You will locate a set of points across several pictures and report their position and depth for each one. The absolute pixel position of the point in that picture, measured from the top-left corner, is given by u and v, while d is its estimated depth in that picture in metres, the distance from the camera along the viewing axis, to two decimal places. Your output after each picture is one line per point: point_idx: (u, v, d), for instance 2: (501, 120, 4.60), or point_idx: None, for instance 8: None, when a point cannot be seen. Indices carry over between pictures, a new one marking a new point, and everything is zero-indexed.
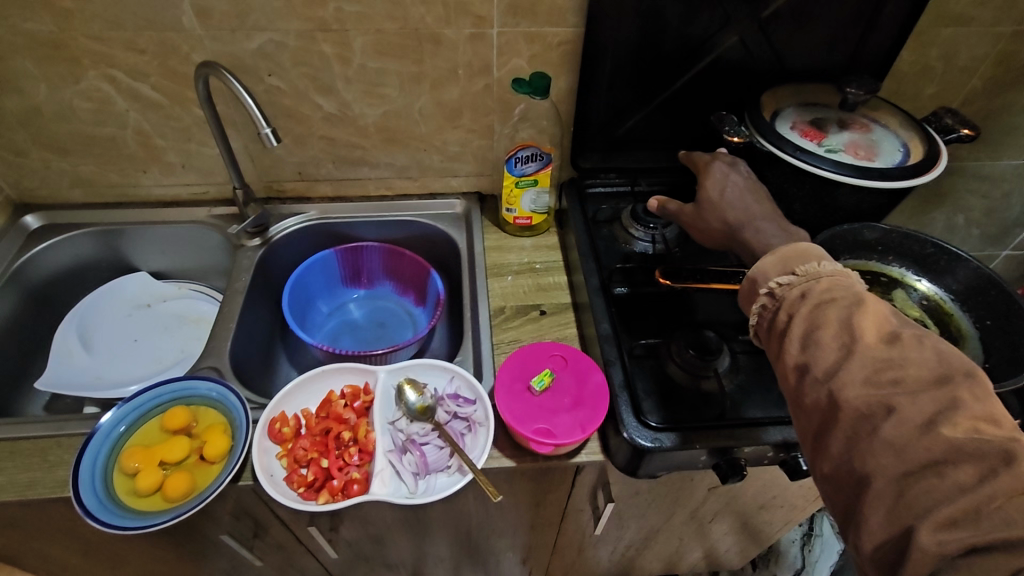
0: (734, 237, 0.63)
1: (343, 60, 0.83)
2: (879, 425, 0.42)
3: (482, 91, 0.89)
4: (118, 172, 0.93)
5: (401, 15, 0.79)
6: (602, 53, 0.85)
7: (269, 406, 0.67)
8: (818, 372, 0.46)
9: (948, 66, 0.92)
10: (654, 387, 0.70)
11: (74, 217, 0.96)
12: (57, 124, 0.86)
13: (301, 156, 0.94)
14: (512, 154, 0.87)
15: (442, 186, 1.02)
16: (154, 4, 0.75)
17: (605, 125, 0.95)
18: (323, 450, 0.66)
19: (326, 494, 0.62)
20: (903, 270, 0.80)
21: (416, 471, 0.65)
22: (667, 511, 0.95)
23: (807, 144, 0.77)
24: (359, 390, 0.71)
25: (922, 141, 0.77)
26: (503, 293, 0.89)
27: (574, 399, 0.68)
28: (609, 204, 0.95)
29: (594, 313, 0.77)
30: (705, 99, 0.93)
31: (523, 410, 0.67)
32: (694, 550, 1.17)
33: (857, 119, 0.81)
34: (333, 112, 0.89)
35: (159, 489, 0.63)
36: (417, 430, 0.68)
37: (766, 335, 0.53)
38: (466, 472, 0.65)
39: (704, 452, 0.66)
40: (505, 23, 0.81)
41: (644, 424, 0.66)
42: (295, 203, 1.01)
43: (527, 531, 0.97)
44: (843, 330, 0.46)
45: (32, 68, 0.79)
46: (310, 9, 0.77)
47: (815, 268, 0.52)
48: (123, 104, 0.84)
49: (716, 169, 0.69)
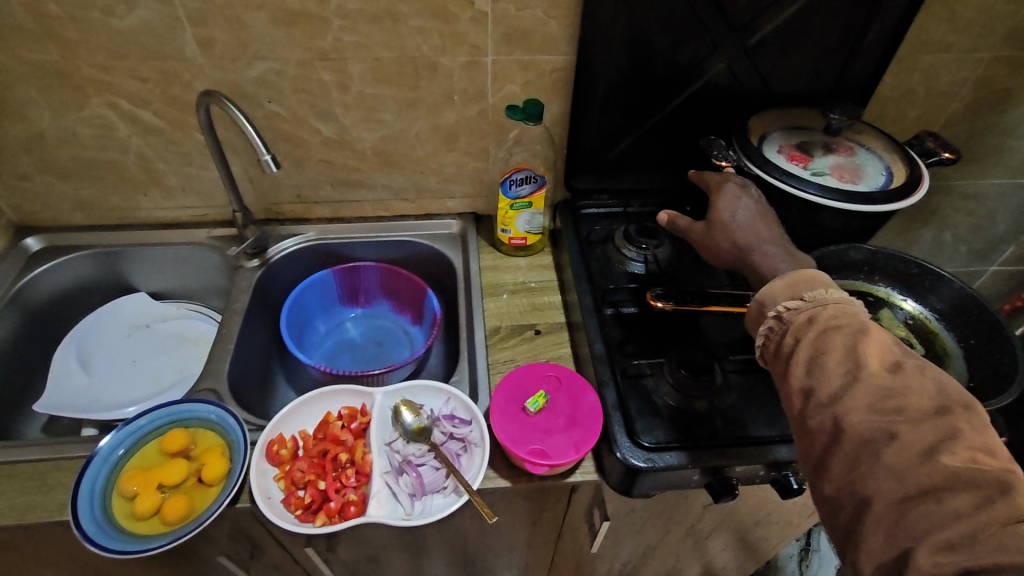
0: (742, 260, 0.66)
1: (341, 88, 0.85)
2: (881, 451, 0.43)
3: (477, 116, 0.91)
4: (119, 195, 0.95)
5: (399, 44, 0.81)
6: (594, 79, 0.88)
7: (268, 428, 0.68)
8: (822, 397, 0.48)
9: (930, 90, 0.95)
10: (646, 406, 0.71)
11: (75, 239, 0.97)
12: (60, 149, 0.87)
13: (300, 179, 0.96)
14: (507, 177, 0.90)
15: (439, 207, 1.04)
16: (158, 35, 0.77)
17: (598, 148, 0.97)
18: (319, 473, 0.67)
19: (323, 516, 0.63)
20: (889, 289, 0.82)
21: (412, 492, 0.66)
22: (662, 528, 0.96)
23: (794, 168, 0.79)
24: (356, 411, 0.72)
25: (905, 164, 0.79)
26: (499, 312, 0.90)
27: (569, 419, 0.69)
28: (602, 225, 0.97)
29: (588, 334, 0.79)
30: (695, 122, 0.95)
31: (517, 430, 0.68)
32: (691, 567, 1.17)
33: (842, 143, 0.84)
34: (332, 136, 0.91)
35: (158, 512, 0.64)
36: (414, 451, 0.69)
37: (771, 357, 0.54)
38: (461, 494, 0.66)
39: (697, 472, 0.67)
40: (499, 51, 0.84)
41: (638, 444, 0.67)
42: (293, 224, 1.02)
43: (524, 550, 0.97)
44: (849, 357, 0.48)
45: (37, 96, 0.81)
46: (310, 39, 0.80)
47: (823, 295, 0.53)
48: (125, 130, 0.86)
49: (728, 190, 0.71)
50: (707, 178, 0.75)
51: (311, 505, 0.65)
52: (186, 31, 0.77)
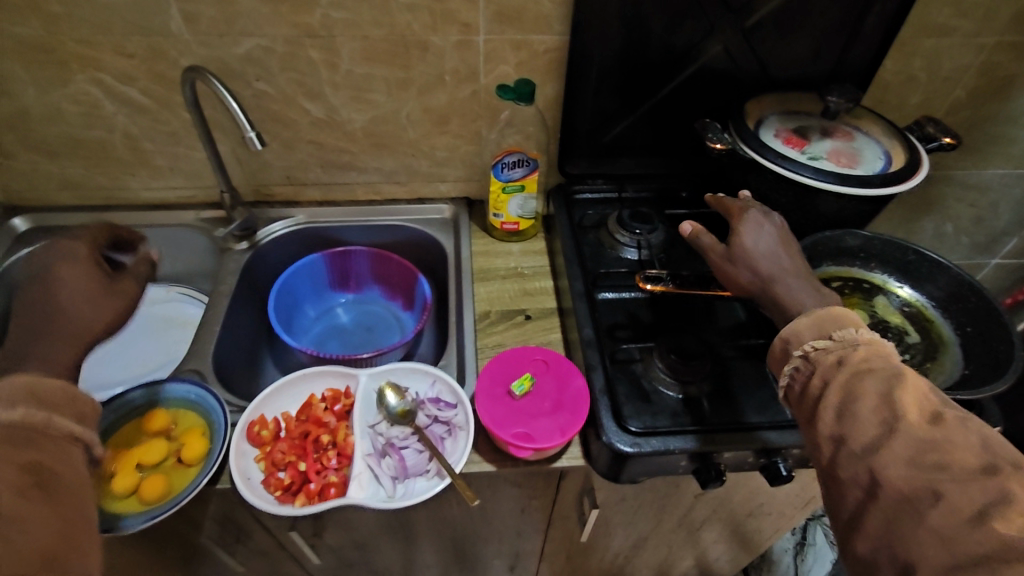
0: (763, 293, 0.61)
1: (331, 67, 0.84)
2: (924, 512, 0.39)
3: (469, 97, 0.89)
4: (105, 175, 0.93)
5: (389, 22, 0.80)
6: (588, 59, 0.86)
7: (248, 409, 0.67)
8: (855, 446, 0.44)
9: (932, 76, 0.93)
10: (635, 392, 0.70)
11: (61, 220, 0.96)
12: (45, 127, 0.86)
13: (290, 160, 0.95)
14: (499, 159, 0.88)
15: (431, 191, 1.03)
16: (141, 9, 0.75)
17: (592, 132, 0.95)
18: (300, 454, 0.66)
19: (302, 497, 0.62)
20: (885, 277, 0.81)
21: (395, 475, 0.65)
22: (654, 518, 0.95)
23: (790, 152, 0.77)
24: (340, 393, 0.71)
25: (904, 149, 0.78)
26: (489, 297, 0.89)
27: (554, 402, 0.68)
28: (595, 210, 0.96)
29: (576, 321, 0.78)
30: (691, 106, 0.94)
31: (502, 413, 0.67)
32: (684, 558, 1.16)
33: (839, 127, 0.82)
34: (321, 117, 0.90)
35: (135, 491, 0.62)
36: (397, 434, 0.68)
37: (797, 399, 0.52)
38: (444, 476, 0.64)
39: (684, 457, 0.66)
40: (491, 30, 0.82)
41: (625, 429, 0.65)
42: (283, 207, 1.01)
43: (514, 538, 0.96)
44: (882, 404, 0.45)
45: (20, 72, 0.80)
46: (299, 15, 0.78)
47: (852, 335, 0.50)
48: (111, 107, 0.85)
49: (749, 216, 0.65)
50: (726, 201, 0.69)
51: (292, 484, 0.64)
52: (171, 5, 0.75)
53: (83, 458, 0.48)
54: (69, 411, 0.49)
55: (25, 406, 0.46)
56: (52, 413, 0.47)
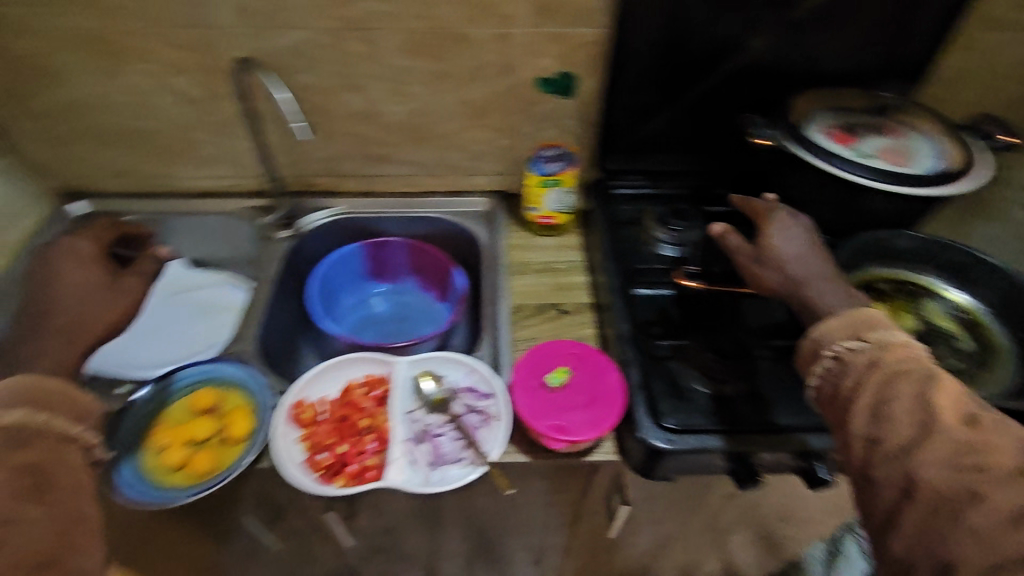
0: (792, 295, 0.60)
1: (372, 59, 0.85)
2: (963, 512, 0.39)
3: (507, 91, 0.90)
4: (155, 163, 0.97)
5: (431, 15, 0.81)
6: (628, 51, 0.85)
7: (291, 391, 0.69)
8: (891, 447, 0.44)
9: (990, 72, 0.89)
10: (671, 389, 0.70)
11: (115, 206, 1.00)
12: (101, 116, 0.90)
13: (330, 151, 0.97)
14: (537, 153, 0.92)
15: (466, 184, 1.03)
16: (193, 3, 0.78)
17: (630, 126, 0.94)
18: (340, 437, 0.68)
19: (343, 478, 0.64)
20: (933, 278, 0.77)
21: (431, 462, 0.66)
22: (682, 518, 0.94)
23: (839, 149, 0.75)
24: (377, 379, 0.73)
25: (956, 145, 0.75)
26: (523, 291, 0.89)
27: (590, 396, 0.68)
28: (632, 206, 0.95)
29: (612, 316, 0.77)
30: (732, 101, 0.92)
31: (536, 405, 0.67)
32: (710, 560, 1.15)
33: (888, 124, 0.80)
34: (362, 109, 0.91)
35: (184, 466, 0.66)
36: (434, 421, 0.69)
37: (827, 401, 0.51)
38: (480, 464, 0.65)
39: (721, 456, 0.65)
40: (531, 24, 0.82)
41: (661, 426, 0.65)
42: (323, 197, 1.03)
43: (541, 531, 0.97)
44: (918, 406, 0.44)
45: (80, 63, 0.83)
46: (343, 8, 0.79)
47: (885, 336, 0.50)
48: (162, 98, 0.88)
49: (777, 217, 0.65)
50: (753, 201, 0.69)
51: (331, 467, 0.65)
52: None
53: (81, 458, 0.52)
54: (65, 413, 0.52)
55: (21, 408, 0.50)
56: (48, 416, 0.51)
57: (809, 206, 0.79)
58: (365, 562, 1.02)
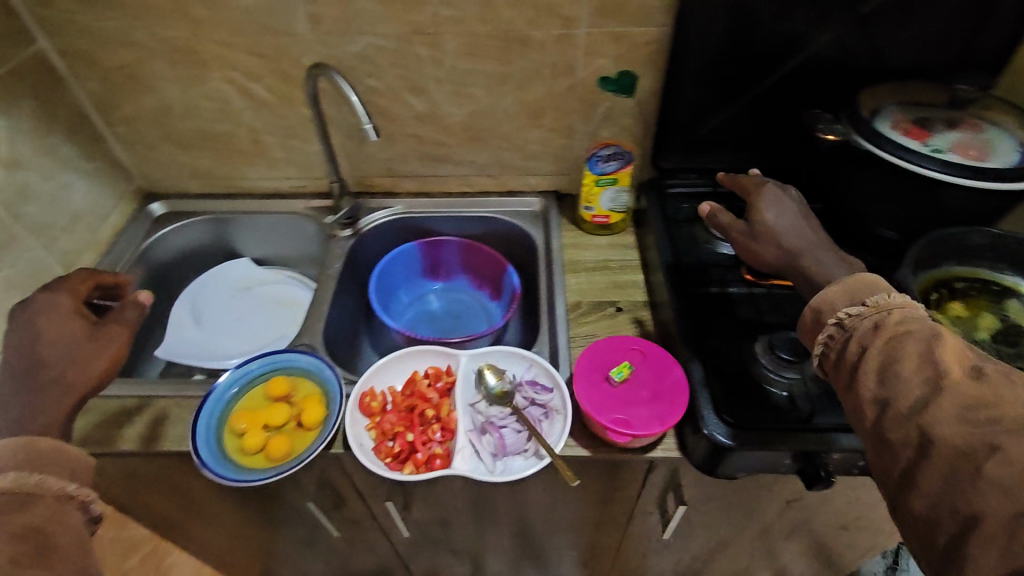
0: (789, 266, 0.61)
1: (436, 63, 0.88)
2: (982, 465, 0.38)
3: (565, 91, 0.91)
4: (229, 165, 1.02)
5: (495, 18, 0.83)
6: (689, 48, 0.85)
7: (360, 381, 0.72)
8: (903, 407, 0.43)
9: None
10: (734, 386, 0.69)
11: (191, 206, 1.06)
12: (183, 121, 0.96)
13: (391, 153, 1.00)
14: (593, 152, 0.90)
15: (521, 184, 1.05)
16: (272, 12, 0.82)
17: (688, 125, 0.94)
18: (407, 425, 0.70)
19: (412, 465, 0.66)
20: (1019, 279, 0.74)
21: (495, 452, 0.68)
22: (738, 523, 0.92)
23: (911, 143, 0.73)
24: (442, 371, 0.75)
25: None
26: (579, 288, 0.90)
27: (652, 391, 0.68)
28: (690, 204, 0.94)
29: (671, 315, 0.78)
30: (794, 98, 0.90)
31: (598, 398, 0.68)
32: (764, 569, 1.12)
33: (966, 118, 0.76)
34: (423, 111, 0.94)
35: (262, 449, 0.69)
36: (497, 413, 0.71)
37: (833, 369, 0.50)
38: (543, 457, 0.67)
39: (788, 454, 0.64)
40: (592, 24, 0.83)
41: (722, 420, 0.65)
42: (382, 197, 1.06)
43: (591, 530, 0.97)
44: (925, 363, 0.43)
45: (167, 71, 0.89)
46: (411, 14, 0.82)
47: (886, 299, 0.49)
48: (239, 103, 0.93)
49: (768, 191, 0.67)
50: (741, 180, 0.71)
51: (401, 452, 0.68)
52: (298, 8, 0.82)
53: (79, 517, 0.54)
54: (59, 471, 0.54)
55: (15, 471, 0.51)
56: (42, 476, 0.52)
57: (878, 203, 0.78)
58: (417, 554, 1.04)
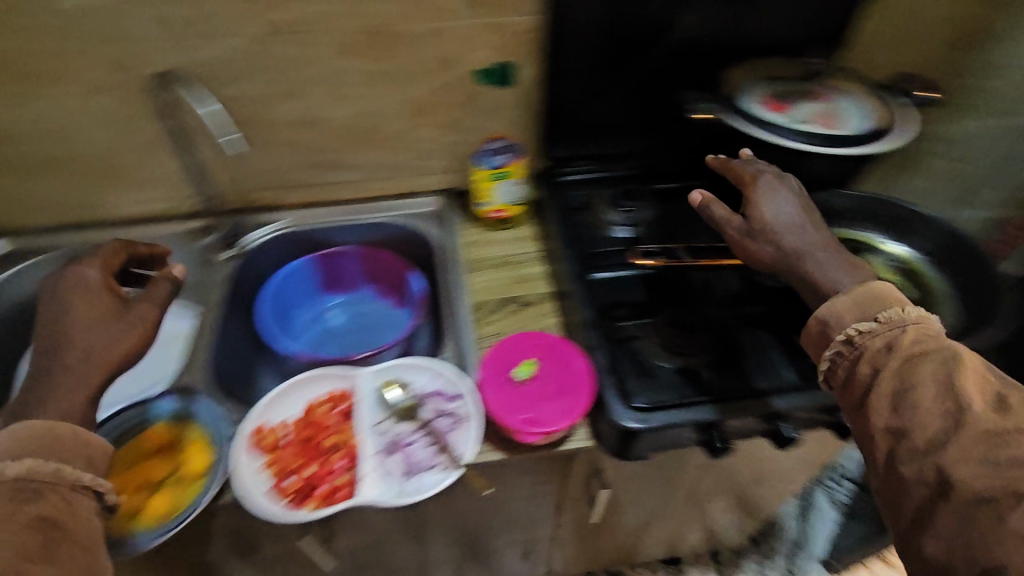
0: (785, 262, 0.63)
1: (307, 63, 0.82)
2: (1004, 514, 0.39)
3: (448, 85, 0.88)
4: (82, 192, 0.91)
5: (365, 12, 0.78)
6: (566, 37, 0.84)
7: (249, 418, 0.67)
8: (918, 441, 0.45)
9: (906, 33, 0.94)
10: (640, 368, 0.71)
11: (41, 241, 0.93)
12: (18, 146, 0.83)
13: (271, 163, 0.93)
14: (482, 147, 0.91)
15: (418, 184, 1.00)
16: (108, 16, 0.73)
17: (574, 113, 0.93)
18: (306, 459, 0.66)
19: (314, 501, 0.62)
20: (873, 233, 0.84)
21: (405, 472, 0.65)
22: (663, 493, 0.95)
23: (774, 116, 0.76)
24: (340, 394, 0.71)
25: (881, 108, 0.79)
26: (484, 287, 0.88)
27: (559, 386, 0.68)
28: (584, 191, 0.94)
29: (575, 303, 0.77)
30: (670, 79, 0.93)
31: (506, 401, 0.67)
32: (694, 530, 1.17)
33: (816, 90, 0.81)
34: (300, 116, 0.88)
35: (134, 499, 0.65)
36: (403, 430, 0.68)
37: (840, 386, 0.53)
38: (455, 468, 0.65)
39: (690, 429, 0.66)
40: (465, 15, 0.81)
41: (630, 407, 0.66)
42: (266, 212, 0.98)
43: (526, 525, 0.96)
44: (945, 395, 0.45)
45: None
46: (269, 12, 0.76)
47: (898, 314, 0.52)
48: (84, 122, 0.82)
49: (765, 182, 0.68)
50: (734, 168, 0.71)
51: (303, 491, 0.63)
52: (138, 11, 0.73)
53: (90, 506, 0.54)
54: (49, 457, 0.54)
55: (27, 459, 0.52)
56: (58, 465, 0.53)
57: None
58: None
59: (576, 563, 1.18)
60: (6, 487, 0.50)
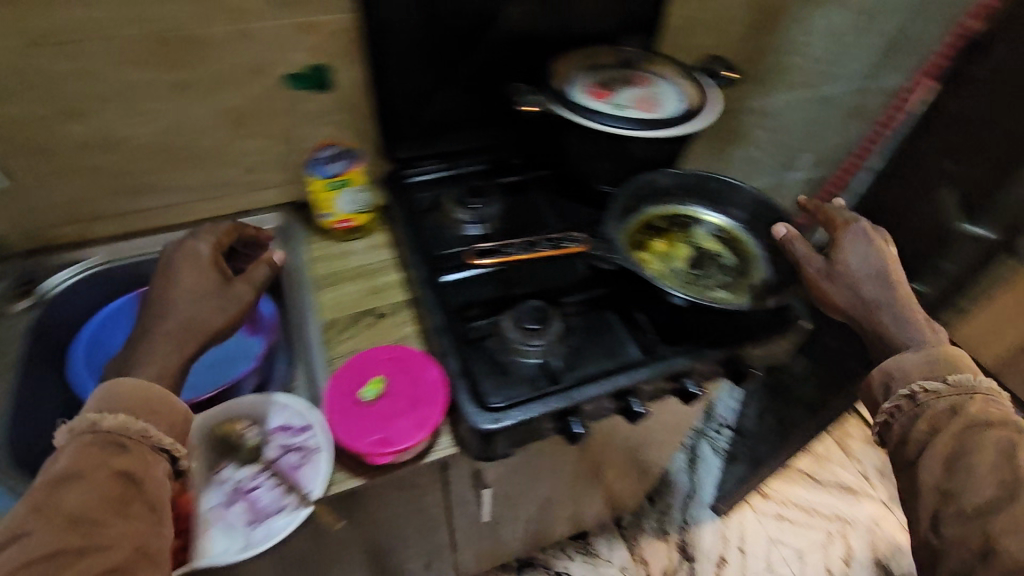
0: (867, 314, 0.67)
1: (86, 77, 0.72)
2: None
3: (266, 93, 0.81)
4: None
5: (145, 18, 0.69)
6: (380, 38, 0.80)
7: None
8: (968, 507, 0.53)
9: (713, 16, 1.01)
10: (492, 367, 0.71)
11: None
12: None
13: (66, 194, 0.81)
14: (313, 156, 0.85)
15: (252, 201, 0.93)
16: None
17: (412, 115, 0.90)
18: None
19: None
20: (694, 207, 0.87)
21: (248, 522, 0.61)
22: (548, 479, 0.97)
23: (598, 103, 0.80)
24: None
25: (694, 87, 0.84)
26: (337, 303, 0.83)
27: (411, 399, 0.67)
28: (430, 191, 0.93)
29: (426, 309, 0.75)
30: (504, 72, 0.91)
31: (354, 425, 0.65)
32: (593, 504, 1.22)
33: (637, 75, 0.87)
34: (94, 138, 0.77)
35: None
36: (245, 476, 0.64)
37: (898, 437, 0.62)
38: (304, 507, 0.62)
39: (544, 421, 0.67)
40: (270, 15, 0.74)
41: (485, 408, 0.66)
42: (71, 251, 0.86)
43: (421, 538, 0.94)
44: (999, 468, 0.53)
45: None
46: (21, 20, 0.65)
47: (966, 380, 0.60)
48: None
49: (851, 234, 0.72)
50: (831, 215, 0.76)
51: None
52: None
53: (168, 468, 0.53)
54: (162, 421, 0.54)
55: (122, 415, 0.53)
56: (145, 424, 0.53)
57: (590, 162, 0.84)
58: None
59: (485, 557, 1.19)
60: (101, 438, 0.51)
